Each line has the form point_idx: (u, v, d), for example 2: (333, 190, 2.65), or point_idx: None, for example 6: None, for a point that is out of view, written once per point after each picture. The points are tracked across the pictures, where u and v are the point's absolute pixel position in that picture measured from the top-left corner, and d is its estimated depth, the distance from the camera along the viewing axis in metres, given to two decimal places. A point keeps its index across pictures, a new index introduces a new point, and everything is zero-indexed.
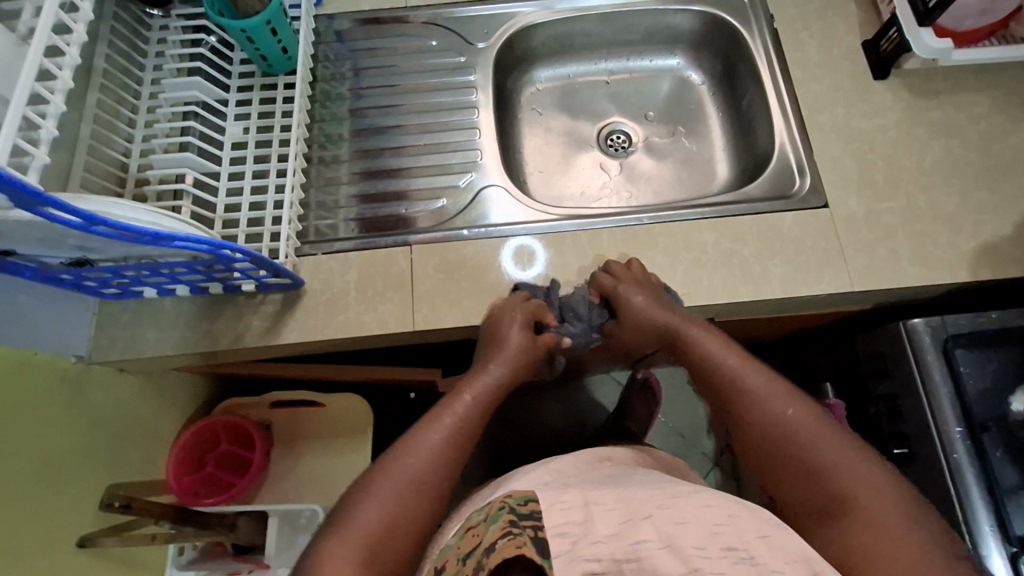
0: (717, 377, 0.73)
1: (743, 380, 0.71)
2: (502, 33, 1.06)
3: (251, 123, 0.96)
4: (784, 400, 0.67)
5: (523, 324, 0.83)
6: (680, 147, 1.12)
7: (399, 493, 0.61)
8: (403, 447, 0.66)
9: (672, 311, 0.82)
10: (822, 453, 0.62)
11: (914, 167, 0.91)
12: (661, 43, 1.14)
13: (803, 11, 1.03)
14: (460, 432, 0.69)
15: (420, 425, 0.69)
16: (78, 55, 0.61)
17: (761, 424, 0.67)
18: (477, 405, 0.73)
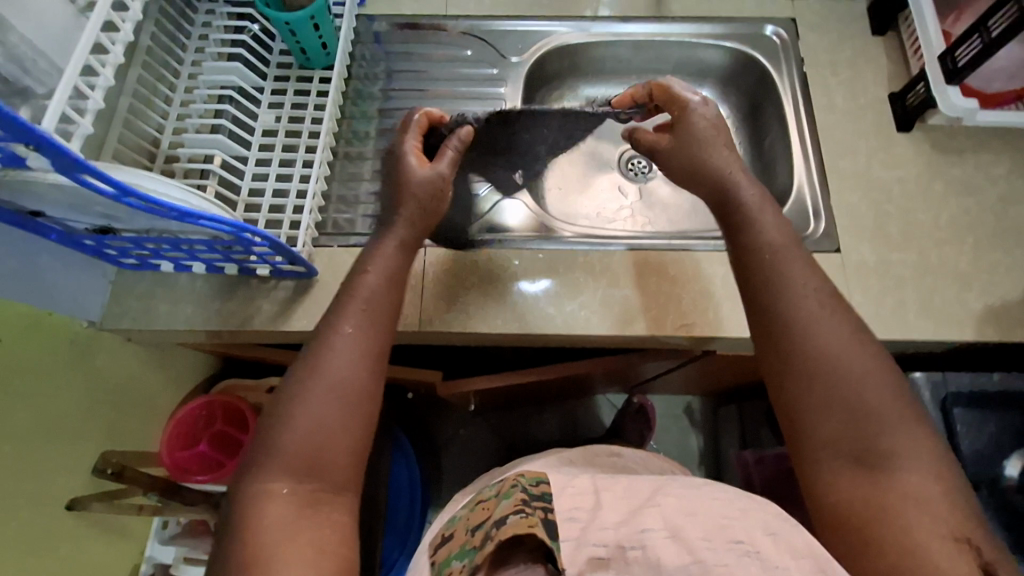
0: (761, 289, 0.68)
1: (796, 304, 0.65)
2: (535, 50, 1.08)
3: (283, 113, 0.99)
4: (835, 334, 0.63)
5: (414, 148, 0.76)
6: None
7: (319, 412, 0.59)
8: (314, 360, 0.62)
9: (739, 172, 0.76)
10: (868, 389, 0.60)
11: (929, 221, 0.92)
12: (689, 75, 1.15)
13: (833, 58, 1.04)
14: (371, 331, 0.65)
15: (326, 328, 0.65)
16: (131, 33, 0.63)
17: (813, 350, 0.63)
18: (391, 292, 0.69)
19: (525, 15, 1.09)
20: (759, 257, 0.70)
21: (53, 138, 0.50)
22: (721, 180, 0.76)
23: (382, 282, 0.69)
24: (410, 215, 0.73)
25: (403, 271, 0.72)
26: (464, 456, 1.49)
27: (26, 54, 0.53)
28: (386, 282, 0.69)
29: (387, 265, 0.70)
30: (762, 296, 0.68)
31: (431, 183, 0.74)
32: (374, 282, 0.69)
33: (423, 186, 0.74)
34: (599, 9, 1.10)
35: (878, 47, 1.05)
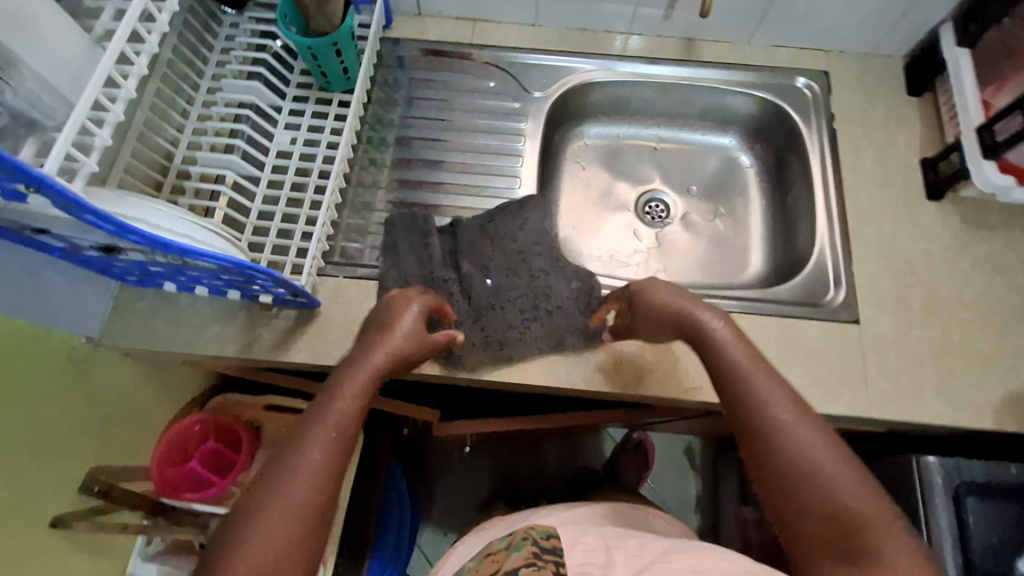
0: (739, 410, 0.68)
1: (772, 414, 0.66)
2: (560, 87, 1.06)
3: (300, 134, 0.97)
4: (814, 446, 0.64)
5: (411, 308, 0.78)
6: (715, 229, 1.11)
7: (277, 533, 0.59)
8: (275, 478, 0.62)
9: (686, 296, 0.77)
10: (845, 501, 0.61)
11: (953, 297, 0.89)
12: (715, 121, 1.13)
13: (865, 117, 1.02)
14: (333, 449, 0.64)
15: (292, 442, 0.65)
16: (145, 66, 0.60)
17: (784, 462, 0.64)
18: (359, 403, 0.69)
19: (551, 49, 1.07)
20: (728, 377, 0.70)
21: (52, 181, 0.48)
22: (680, 314, 0.76)
23: (357, 394, 0.69)
24: (386, 334, 0.74)
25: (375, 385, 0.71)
26: (457, 483, 1.47)
27: (30, 86, 0.51)
28: (360, 392, 0.69)
29: (358, 379, 0.70)
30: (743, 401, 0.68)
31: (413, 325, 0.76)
32: (349, 395, 0.68)
33: (405, 325, 0.76)
34: (628, 48, 1.07)
35: (913, 109, 1.02)
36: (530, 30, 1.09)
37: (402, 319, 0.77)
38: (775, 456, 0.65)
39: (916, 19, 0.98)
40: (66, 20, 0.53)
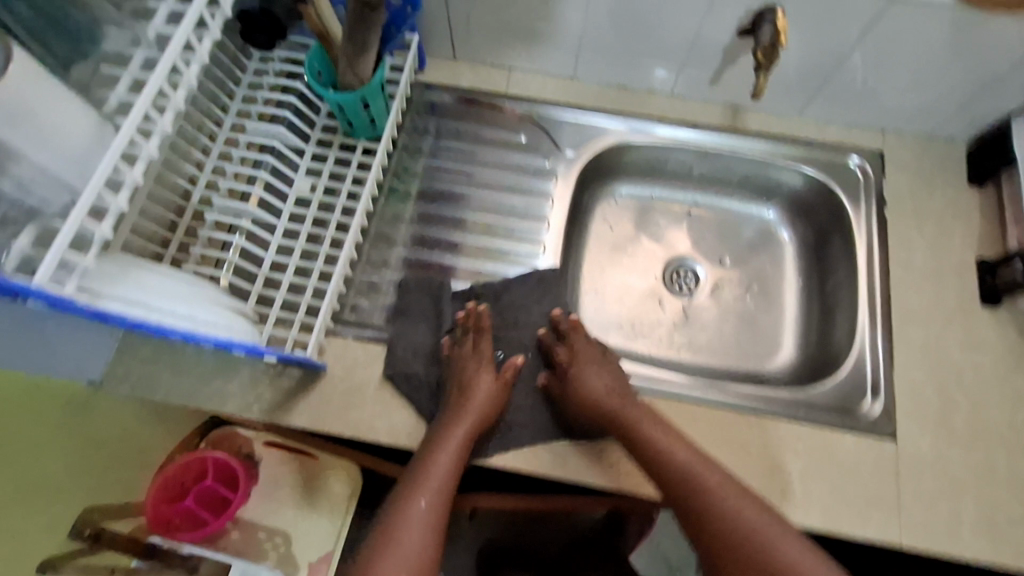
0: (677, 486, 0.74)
1: (708, 483, 0.74)
2: (593, 147, 1.01)
3: (320, 182, 0.94)
4: (752, 510, 0.71)
5: (480, 370, 0.85)
6: (746, 306, 1.04)
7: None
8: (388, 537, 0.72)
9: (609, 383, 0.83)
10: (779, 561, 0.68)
11: (1000, 418, 0.82)
12: (756, 192, 1.07)
13: (920, 206, 0.95)
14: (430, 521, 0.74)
15: (401, 505, 0.74)
16: (156, 148, 0.57)
17: (732, 530, 0.71)
18: (445, 476, 0.77)
19: (588, 106, 1.02)
20: (651, 460, 0.76)
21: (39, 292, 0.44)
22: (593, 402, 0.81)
23: (448, 462, 0.77)
24: (467, 403, 0.81)
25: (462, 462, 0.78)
26: None
27: (27, 175, 0.48)
28: (450, 458, 0.77)
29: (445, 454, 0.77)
30: (673, 473, 0.75)
31: (490, 391, 0.83)
32: (444, 464, 0.77)
33: (480, 395, 0.82)
34: (668, 111, 1.02)
35: (973, 201, 0.95)
36: (568, 84, 1.04)
37: (476, 379, 0.84)
38: (710, 523, 0.72)
39: (984, 108, 0.91)
40: (76, 101, 0.51)
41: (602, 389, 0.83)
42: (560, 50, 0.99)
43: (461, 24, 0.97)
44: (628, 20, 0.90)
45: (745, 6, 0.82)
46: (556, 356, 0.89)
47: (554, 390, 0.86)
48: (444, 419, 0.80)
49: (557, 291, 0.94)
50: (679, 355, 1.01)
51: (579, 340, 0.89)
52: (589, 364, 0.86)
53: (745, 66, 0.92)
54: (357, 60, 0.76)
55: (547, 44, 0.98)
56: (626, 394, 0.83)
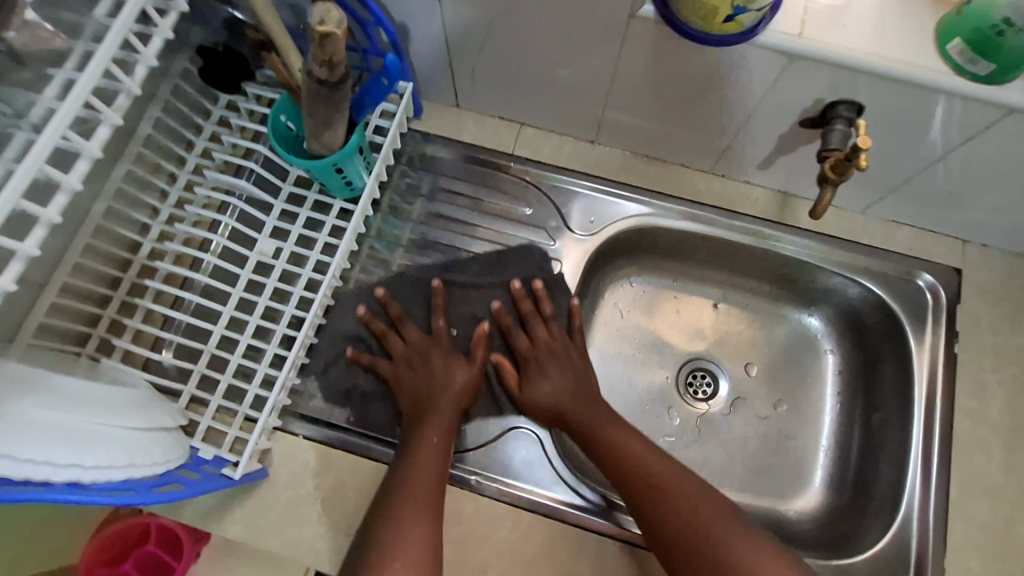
0: (672, 514, 0.66)
1: (707, 517, 0.65)
2: (609, 229, 0.86)
3: (286, 247, 0.80)
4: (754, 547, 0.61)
5: (447, 359, 0.80)
6: (773, 427, 0.89)
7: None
8: (388, 532, 0.63)
9: (574, 376, 0.80)
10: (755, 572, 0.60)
11: None
12: (797, 293, 0.91)
13: (999, 345, 0.80)
14: (422, 507, 0.65)
15: (391, 503, 0.66)
16: (14, 279, 0.46)
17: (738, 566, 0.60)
18: (432, 459, 0.70)
19: (606, 180, 0.88)
20: (634, 476, 0.70)
21: None
22: (557, 399, 0.78)
23: (434, 453, 0.70)
24: (440, 393, 0.77)
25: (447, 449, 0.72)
26: None
27: None
28: (433, 450, 0.71)
29: (429, 442, 0.71)
30: (631, 467, 0.70)
31: (463, 377, 0.79)
32: (429, 454, 0.70)
33: (453, 382, 0.78)
34: (704, 193, 0.87)
35: None
36: (587, 149, 0.90)
37: (443, 365, 0.79)
38: (663, 517, 0.66)
39: None
40: None
41: (566, 386, 0.79)
42: (580, 112, 0.84)
43: (466, 72, 0.83)
44: (663, 95, 0.74)
45: (810, 102, 0.65)
46: (514, 346, 0.83)
47: (507, 383, 0.81)
48: (420, 411, 0.75)
49: (506, 263, 0.87)
50: None
51: (539, 326, 0.84)
52: (550, 355, 0.82)
53: (802, 158, 0.76)
54: (322, 131, 0.62)
55: (566, 103, 0.83)
56: (589, 390, 0.79)
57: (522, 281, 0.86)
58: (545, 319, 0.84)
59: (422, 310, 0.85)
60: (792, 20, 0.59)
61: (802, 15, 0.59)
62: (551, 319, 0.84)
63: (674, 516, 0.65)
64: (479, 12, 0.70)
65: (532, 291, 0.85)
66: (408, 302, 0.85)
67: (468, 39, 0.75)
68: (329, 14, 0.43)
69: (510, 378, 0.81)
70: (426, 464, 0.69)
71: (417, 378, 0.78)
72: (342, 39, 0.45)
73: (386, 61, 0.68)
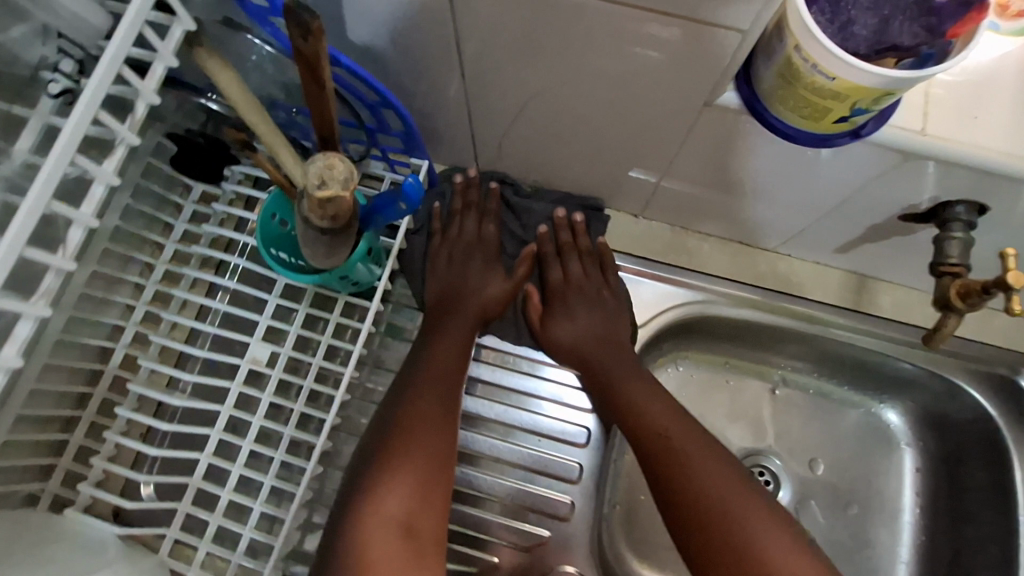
0: (693, 469, 0.58)
1: (730, 491, 0.56)
2: (659, 316, 0.75)
3: (282, 352, 0.67)
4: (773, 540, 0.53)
5: (488, 268, 0.75)
6: (843, 536, 0.77)
7: (413, 472, 0.57)
8: (402, 419, 0.60)
9: (603, 314, 0.73)
10: (774, 565, 0.52)
11: None
12: (869, 381, 0.79)
13: None
14: (433, 403, 0.62)
15: (406, 391, 0.63)
16: None
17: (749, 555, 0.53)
18: (447, 364, 0.66)
19: (656, 260, 0.78)
20: (652, 419, 0.63)
21: None
22: (580, 331, 0.73)
23: (452, 351, 0.68)
24: (462, 298, 0.73)
25: (463, 357, 0.68)
26: None
27: None
28: (454, 351, 0.68)
29: (449, 342, 0.69)
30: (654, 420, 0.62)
31: (497, 289, 0.74)
32: (450, 355, 0.67)
33: (482, 293, 0.73)
34: (765, 274, 0.77)
35: None
36: (629, 222, 0.80)
37: (481, 273, 0.75)
38: (680, 483, 0.57)
39: None
40: None
41: (590, 329, 0.72)
42: (626, 184, 0.72)
43: (492, 143, 0.71)
44: (730, 176, 0.62)
45: (921, 198, 0.53)
46: (547, 276, 0.77)
47: (531, 315, 0.76)
48: (443, 311, 0.72)
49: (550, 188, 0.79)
50: None
51: (574, 261, 0.76)
52: (579, 295, 0.75)
53: (889, 244, 0.65)
54: (319, 254, 0.49)
55: (608, 176, 0.72)
56: (611, 332, 0.72)
57: (565, 212, 0.78)
58: (582, 257, 0.77)
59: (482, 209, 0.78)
60: (915, 110, 0.46)
61: (926, 104, 0.47)
62: (588, 260, 0.77)
63: (692, 472, 0.58)
64: (513, 84, 0.58)
65: (573, 223, 0.77)
66: (481, 197, 0.78)
67: (496, 110, 0.64)
68: (334, 173, 0.39)
69: (533, 302, 0.76)
70: (446, 361, 0.66)
71: (451, 274, 0.74)
72: (347, 196, 0.40)
73: (404, 183, 0.51)
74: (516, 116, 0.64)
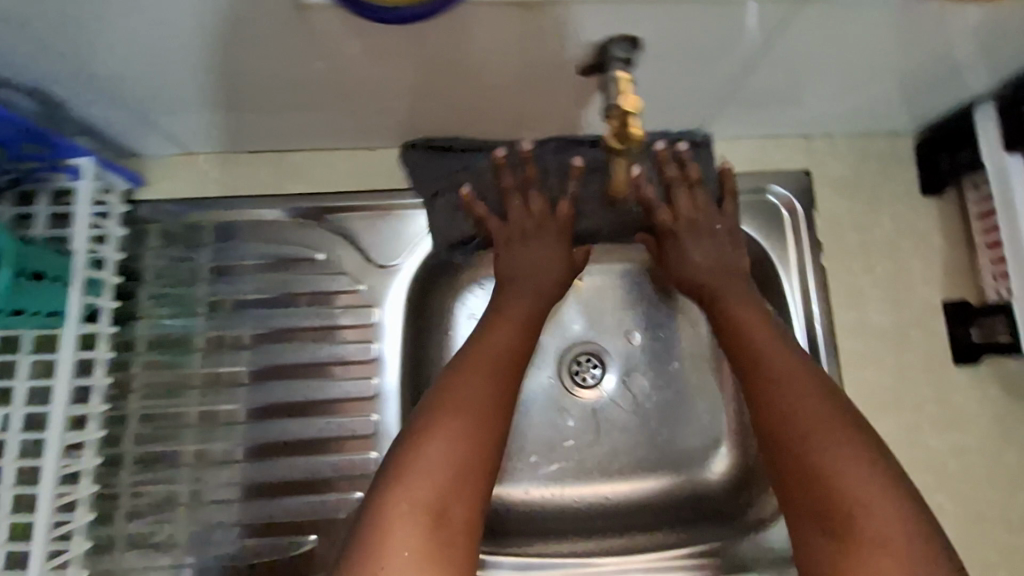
0: (762, 366, 0.57)
1: (806, 398, 0.54)
2: (412, 251, 0.74)
3: (14, 410, 0.58)
4: (837, 440, 0.51)
5: (557, 239, 0.69)
6: (663, 393, 0.83)
7: (460, 437, 0.54)
8: (457, 389, 0.56)
9: (729, 244, 0.68)
10: (845, 461, 0.50)
11: (995, 516, 0.66)
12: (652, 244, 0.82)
13: (868, 242, 0.72)
14: (492, 363, 0.59)
15: (461, 362, 0.59)
16: None
17: (815, 446, 0.52)
18: (519, 330, 0.63)
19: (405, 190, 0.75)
20: (733, 322, 0.62)
21: None
22: (696, 275, 0.68)
23: (508, 339, 0.62)
24: (535, 278, 0.67)
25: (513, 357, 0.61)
26: None
27: None
28: (510, 331, 0.63)
29: (505, 339, 0.62)
30: (727, 317, 0.63)
31: (558, 271, 0.68)
32: (497, 346, 0.61)
33: (553, 270, 0.68)
34: None
35: (931, 219, 0.72)
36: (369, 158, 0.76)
37: (547, 249, 0.69)
38: (751, 368, 0.59)
39: (937, 97, 0.65)
40: None
41: (709, 269, 0.67)
42: (340, 123, 0.67)
43: (169, 117, 0.63)
44: (413, 80, 0.57)
45: (575, 46, 0.52)
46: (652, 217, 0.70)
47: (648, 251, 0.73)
48: (507, 287, 0.67)
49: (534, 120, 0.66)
50: (590, 476, 0.81)
51: (683, 196, 0.69)
52: (694, 229, 0.69)
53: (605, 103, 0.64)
54: None
55: (316, 121, 0.66)
56: (733, 270, 0.67)
57: (665, 141, 0.69)
58: (690, 185, 0.69)
59: (553, 183, 0.71)
60: None
61: None
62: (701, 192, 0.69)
63: (766, 372, 0.57)
64: (114, 50, 0.50)
65: (678, 152, 0.68)
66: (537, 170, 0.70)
67: (134, 83, 0.56)
68: None
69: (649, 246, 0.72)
70: (501, 345, 0.61)
71: (530, 256, 0.68)
72: None
73: None
74: (161, 84, 0.56)
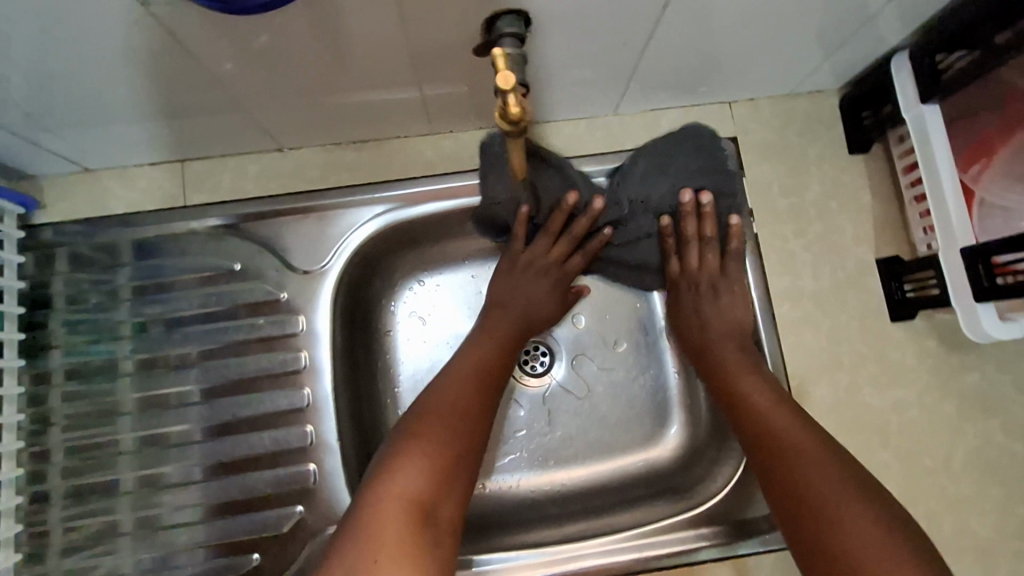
0: (733, 376, 0.63)
1: (771, 412, 0.59)
2: (337, 253, 0.70)
3: None
4: (797, 438, 0.56)
5: (554, 284, 0.70)
6: (614, 375, 0.81)
7: (444, 442, 0.56)
8: (439, 402, 0.59)
9: (737, 296, 0.68)
10: (805, 451, 0.55)
11: (938, 468, 0.66)
12: None
13: (798, 205, 0.71)
14: (470, 376, 0.62)
15: (443, 378, 0.62)
16: None
17: (778, 438, 0.56)
18: (496, 348, 0.66)
19: (325, 189, 0.71)
20: (710, 341, 0.67)
21: None
22: (694, 323, 0.69)
23: (490, 352, 0.65)
24: (524, 310, 0.68)
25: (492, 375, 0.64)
26: None
27: None
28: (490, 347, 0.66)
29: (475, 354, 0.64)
30: (698, 328, 0.68)
31: (551, 308, 0.70)
32: (482, 361, 0.63)
33: (541, 312, 0.70)
34: (435, 158, 0.73)
35: (860, 177, 0.71)
36: (281, 160, 0.72)
37: (547, 293, 0.70)
38: (723, 373, 0.64)
39: (854, 53, 0.64)
40: None
41: (721, 326, 0.67)
42: (243, 125, 0.64)
43: (55, 133, 0.60)
44: (305, 73, 0.54)
45: (462, 26, 0.49)
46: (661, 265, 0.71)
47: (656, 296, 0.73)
48: (490, 310, 0.69)
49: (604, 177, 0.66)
50: (545, 465, 0.79)
51: (693, 254, 0.69)
52: (702, 285, 0.69)
53: None
54: None
55: (217, 126, 0.63)
56: (739, 332, 0.67)
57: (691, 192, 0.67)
58: (700, 241, 0.68)
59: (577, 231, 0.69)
60: None
61: None
62: (714, 245, 0.69)
63: (733, 381, 0.62)
64: None
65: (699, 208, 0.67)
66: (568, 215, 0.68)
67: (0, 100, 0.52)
68: None
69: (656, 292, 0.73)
70: (483, 362, 0.64)
71: (527, 291, 0.69)
72: None
73: None
74: (29, 101, 0.53)
